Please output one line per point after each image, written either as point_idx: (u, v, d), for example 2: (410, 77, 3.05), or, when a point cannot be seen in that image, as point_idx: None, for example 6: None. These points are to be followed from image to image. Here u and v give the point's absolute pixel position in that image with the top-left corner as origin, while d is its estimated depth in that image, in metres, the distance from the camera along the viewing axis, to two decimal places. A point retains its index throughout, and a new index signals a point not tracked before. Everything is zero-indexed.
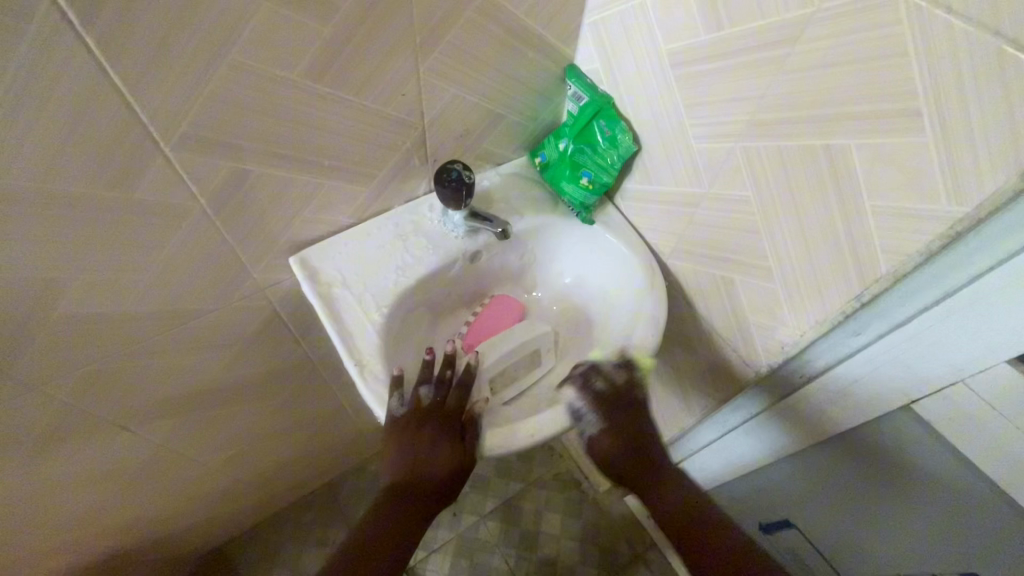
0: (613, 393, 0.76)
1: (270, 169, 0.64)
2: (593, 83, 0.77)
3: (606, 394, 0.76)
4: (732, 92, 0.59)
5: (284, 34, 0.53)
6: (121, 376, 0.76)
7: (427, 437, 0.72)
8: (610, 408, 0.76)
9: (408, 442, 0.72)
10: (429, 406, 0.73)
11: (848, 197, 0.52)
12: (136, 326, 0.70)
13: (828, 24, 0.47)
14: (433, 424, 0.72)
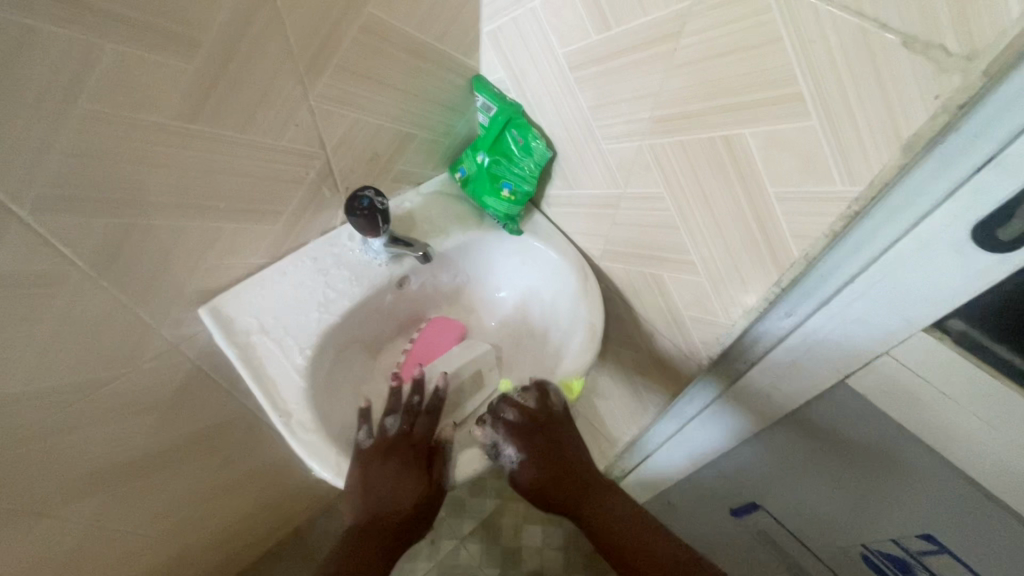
0: (529, 419, 0.73)
1: (156, 218, 0.59)
2: (501, 94, 0.76)
3: (521, 424, 0.73)
4: (629, 90, 0.58)
5: (140, 73, 0.48)
6: (23, 462, 0.68)
7: (399, 467, 0.68)
8: (530, 437, 0.72)
9: (376, 476, 0.66)
10: (395, 437, 0.69)
11: (754, 186, 0.52)
12: (31, 405, 0.63)
13: (706, 16, 0.47)
14: (402, 453, 0.69)
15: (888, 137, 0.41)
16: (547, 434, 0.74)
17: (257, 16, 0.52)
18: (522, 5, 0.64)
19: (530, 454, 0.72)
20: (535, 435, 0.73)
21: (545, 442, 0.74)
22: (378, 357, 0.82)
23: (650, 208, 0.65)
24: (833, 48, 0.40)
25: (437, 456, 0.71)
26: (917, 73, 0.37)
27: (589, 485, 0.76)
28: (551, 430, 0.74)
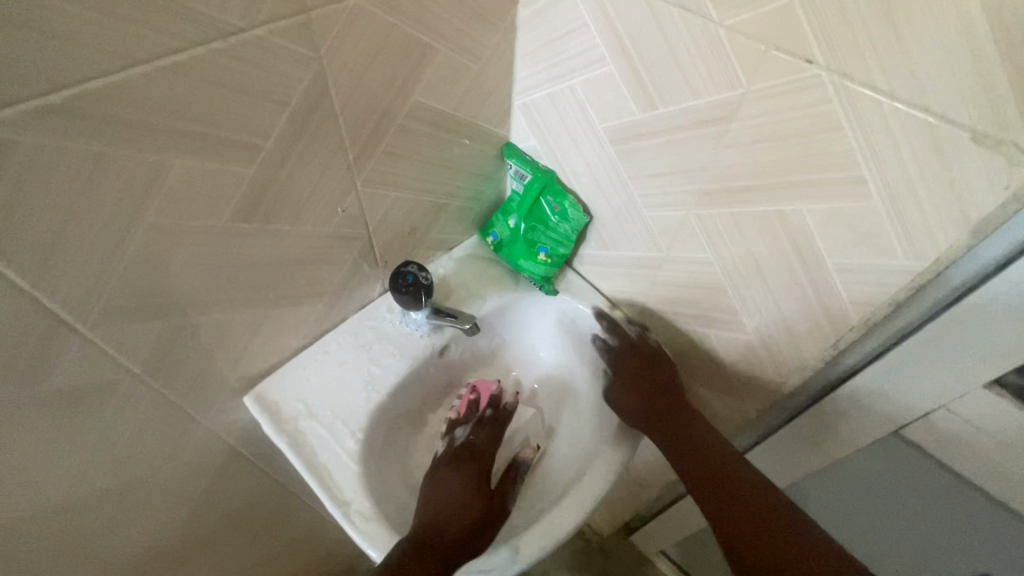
0: (625, 346, 0.77)
1: (209, 316, 0.57)
2: (534, 161, 0.76)
3: (617, 347, 0.77)
4: (677, 165, 0.59)
5: (207, 184, 0.48)
6: None
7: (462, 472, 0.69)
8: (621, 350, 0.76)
9: (440, 481, 0.68)
10: (462, 444, 0.73)
11: (811, 257, 0.53)
12: (79, 527, 0.60)
13: (764, 101, 0.48)
14: (467, 463, 0.71)
15: (958, 224, 0.43)
16: (640, 358, 0.75)
17: (316, 117, 0.52)
18: (559, 83, 0.65)
19: (622, 373, 0.75)
20: (628, 352, 0.76)
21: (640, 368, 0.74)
22: (421, 428, 0.81)
23: (696, 272, 0.66)
24: (899, 140, 0.42)
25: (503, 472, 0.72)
26: (987, 168, 0.39)
27: (687, 417, 0.71)
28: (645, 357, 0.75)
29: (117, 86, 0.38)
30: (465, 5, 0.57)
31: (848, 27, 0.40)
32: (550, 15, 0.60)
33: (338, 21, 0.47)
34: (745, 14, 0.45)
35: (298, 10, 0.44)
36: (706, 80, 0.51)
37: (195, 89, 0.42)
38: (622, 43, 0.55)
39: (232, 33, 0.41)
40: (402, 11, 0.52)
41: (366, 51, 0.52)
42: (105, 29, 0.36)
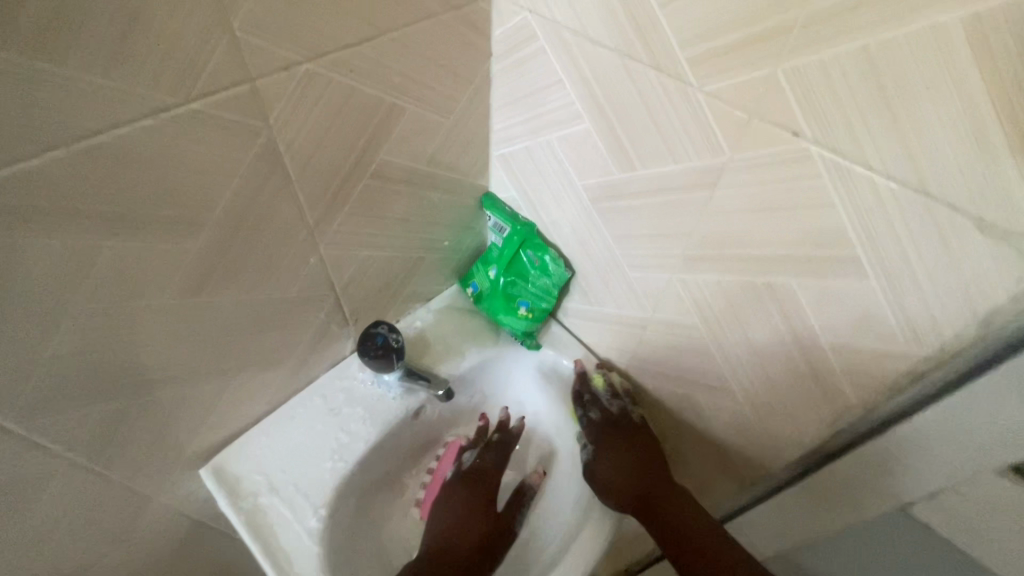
0: (608, 423, 0.71)
1: (158, 393, 0.53)
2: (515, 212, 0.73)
3: (601, 424, 0.71)
4: (658, 228, 0.55)
5: (145, 262, 0.44)
6: None
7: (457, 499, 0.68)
8: (605, 435, 0.70)
9: (446, 508, 0.67)
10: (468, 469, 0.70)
11: (803, 332, 0.50)
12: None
13: (747, 171, 0.44)
14: (474, 485, 0.69)
15: (964, 313, 0.38)
16: (625, 444, 0.70)
17: (269, 185, 0.48)
18: (535, 137, 0.62)
19: (605, 456, 0.69)
20: (612, 437, 0.70)
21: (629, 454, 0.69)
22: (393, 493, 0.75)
23: (683, 335, 0.62)
24: (896, 223, 0.38)
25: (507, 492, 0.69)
26: (997, 261, 0.35)
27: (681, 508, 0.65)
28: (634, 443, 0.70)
29: (28, 174, 0.34)
30: (432, 62, 0.54)
31: (836, 102, 0.36)
32: (523, 69, 0.57)
33: (288, 88, 0.44)
34: (725, 81, 0.41)
35: (240, 81, 0.41)
36: (687, 146, 0.47)
37: (123, 169, 0.39)
38: (598, 103, 0.52)
39: (163, 109, 0.38)
40: (361, 73, 0.48)
41: (323, 116, 0.48)
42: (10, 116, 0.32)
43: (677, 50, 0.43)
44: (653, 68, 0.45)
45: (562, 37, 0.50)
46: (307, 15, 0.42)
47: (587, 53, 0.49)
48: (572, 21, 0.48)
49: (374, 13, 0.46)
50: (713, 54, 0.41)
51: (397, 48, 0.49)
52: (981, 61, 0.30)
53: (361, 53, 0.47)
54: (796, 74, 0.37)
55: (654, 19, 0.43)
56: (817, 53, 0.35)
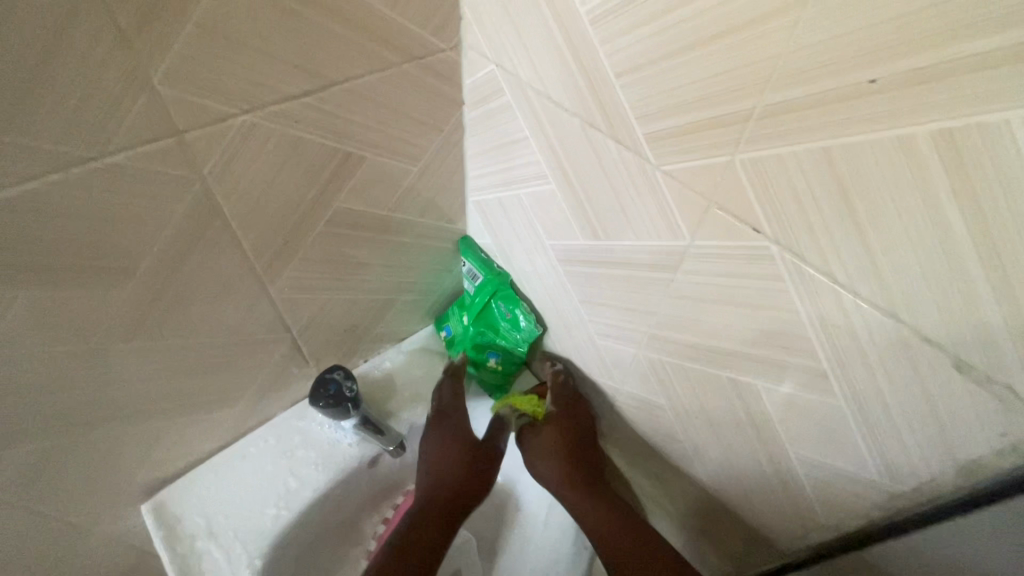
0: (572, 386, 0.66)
1: (91, 436, 0.52)
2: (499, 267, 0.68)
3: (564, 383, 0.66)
4: (621, 300, 0.51)
5: (67, 310, 0.43)
6: None
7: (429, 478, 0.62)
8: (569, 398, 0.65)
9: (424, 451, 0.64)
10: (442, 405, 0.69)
11: (766, 431, 0.45)
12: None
13: (708, 259, 0.40)
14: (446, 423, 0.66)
15: (941, 450, 0.34)
16: (583, 410, 0.66)
17: (208, 234, 0.47)
18: (505, 190, 0.59)
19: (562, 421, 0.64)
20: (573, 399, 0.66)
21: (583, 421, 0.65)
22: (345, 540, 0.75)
23: (651, 412, 0.57)
24: (863, 340, 0.34)
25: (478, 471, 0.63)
26: (975, 400, 0.31)
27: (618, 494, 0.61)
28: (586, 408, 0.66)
29: None
30: (395, 113, 0.51)
31: (798, 202, 0.32)
32: (491, 122, 0.54)
33: (224, 140, 0.42)
34: (683, 162, 0.37)
35: (166, 134, 0.39)
36: (647, 224, 0.43)
37: (35, 222, 0.37)
38: (561, 165, 0.48)
39: (79, 164, 0.36)
40: (310, 124, 0.46)
41: (266, 165, 0.46)
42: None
43: (634, 123, 0.39)
44: (611, 137, 0.41)
45: (525, 93, 0.47)
46: (241, 69, 0.40)
47: (549, 113, 0.46)
48: (534, 79, 0.45)
49: (320, 65, 0.43)
50: (671, 133, 0.37)
51: (350, 98, 0.47)
52: (954, 178, 0.26)
53: (309, 105, 0.45)
54: (756, 166, 0.33)
55: (610, 87, 0.39)
56: (776, 147, 0.32)
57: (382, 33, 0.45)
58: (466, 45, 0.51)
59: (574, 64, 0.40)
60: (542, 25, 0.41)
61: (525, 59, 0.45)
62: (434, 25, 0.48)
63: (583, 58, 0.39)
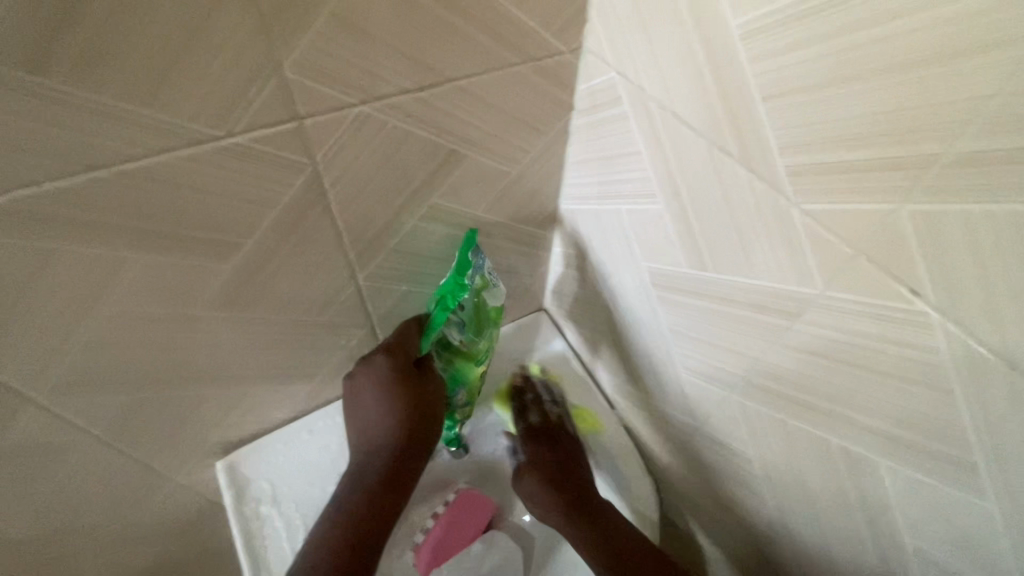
0: (546, 429, 0.69)
1: (182, 391, 0.55)
2: (472, 256, 0.56)
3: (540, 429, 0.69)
4: (720, 338, 0.47)
5: (176, 277, 0.45)
6: None
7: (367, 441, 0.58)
8: (541, 446, 0.67)
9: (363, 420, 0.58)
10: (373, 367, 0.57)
11: (877, 508, 0.40)
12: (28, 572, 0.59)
13: (839, 314, 0.35)
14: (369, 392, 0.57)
15: None
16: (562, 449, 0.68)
17: (309, 218, 0.47)
18: (604, 203, 0.55)
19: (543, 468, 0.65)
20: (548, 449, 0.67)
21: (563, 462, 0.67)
22: (387, 547, 0.70)
23: (735, 459, 0.53)
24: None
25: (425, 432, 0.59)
26: None
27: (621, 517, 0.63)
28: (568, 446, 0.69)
29: (72, 191, 0.36)
30: (503, 112, 0.50)
31: (976, 268, 0.27)
32: (602, 131, 0.51)
33: (339, 129, 0.42)
34: (829, 202, 0.33)
35: (287, 119, 0.40)
36: (770, 263, 0.39)
37: (157, 193, 0.39)
38: (675, 185, 0.44)
39: (205, 142, 0.38)
40: (419, 118, 0.45)
41: (374, 156, 0.46)
42: (42, 137, 0.33)
43: (774, 152, 0.35)
44: (742, 164, 0.37)
45: (646, 106, 0.44)
46: (364, 61, 0.39)
47: (671, 130, 0.42)
48: (660, 92, 0.42)
49: (439, 60, 0.42)
50: (820, 168, 0.32)
51: (463, 95, 0.46)
52: None
53: (422, 99, 0.44)
54: (928, 222, 0.28)
55: (751, 111, 0.35)
56: (962, 201, 0.27)
57: (503, 31, 0.43)
58: (587, 49, 0.48)
59: (711, 82, 0.37)
60: (679, 34, 0.37)
61: (653, 69, 0.41)
62: (557, 25, 0.45)
63: (723, 74, 0.36)
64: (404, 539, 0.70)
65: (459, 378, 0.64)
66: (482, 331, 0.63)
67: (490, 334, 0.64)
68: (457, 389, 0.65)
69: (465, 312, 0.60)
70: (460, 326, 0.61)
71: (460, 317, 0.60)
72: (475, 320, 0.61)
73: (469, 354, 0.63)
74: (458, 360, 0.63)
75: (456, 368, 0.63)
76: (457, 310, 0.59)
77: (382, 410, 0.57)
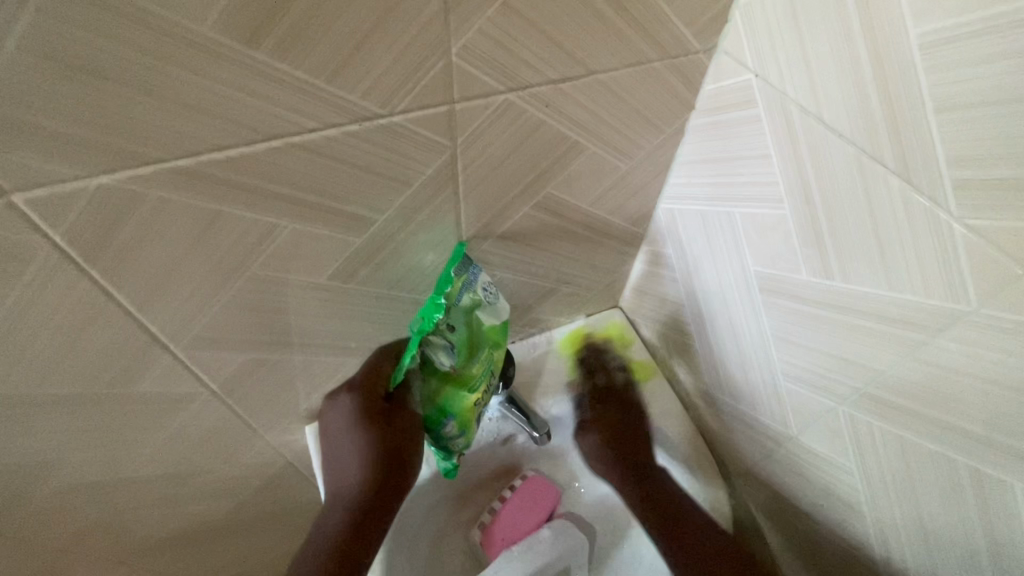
0: (612, 390, 0.71)
1: (288, 355, 0.57)
2: (456, 273, 0.54)
3: (605, 391, 0.72)
4: (837, 348, 0.47)
5: (310, 246, 0.47)
6: (101, 558, 0.65)
7: (339, 474, 0.60)
8: (607, 402, 0.70)
9: (336, 445, 0.61)
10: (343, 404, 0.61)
11: (996, 524, 0.40)
12: (129, 512, 0.62)
13: (990, 331, 0.36)
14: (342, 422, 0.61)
15: None
16: (624, 413, 0.70)
17: (437, 197, 0.49)
18: (712, 205, 0.55)
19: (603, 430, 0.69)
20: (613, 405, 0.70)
21: (625, 419, 0.69)
22: (455, 524, 0.73)
23: (831, 470, 0.53)
24: None
25: (391, 470, 0.59)
26: None
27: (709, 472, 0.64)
28: (629, 407, 0.70)
29: (248, 156, 0.38)
30: (630, 107, 0.50)
31: None
32: (726, 134, 0.50)
33: (482, 114, 0.44)
34: (996, 221, 0.33)
35: (442, 102, 0.42)
36: (912, 278, 0.39)
37: (316, 165, 0.41)
38: (808, 192, 0.44)
39: (369, 120, 0.40)
40: (554, 109, 0.47)
41: (506, 143, 0.48)
42: (237, 104, 0.35)
43: (940, 166, 0.35)
44: (897, 175, 0.38)
45: (785, 112, 0.44)
46: (520, 49, 0.41)
47: (813, 137, 0.42)
48: (807, 99, 0.42)
49: (586, 53, 0.43)
50: (991, 184, 0.33)
51: (598, 88, 0.47)
52: None
53: (562, 91, 0.46)
54: None
55: (919, 123, 0.35)
56: None
57: (649, 26, 0.44)
58: (723, 49, 0.48)
59: (874, 93, 0.37)
60: (841, 41, 0.38)
61: (803, 74, 0.41)
62: (699, 25, 0.45)
63: (889, 86, 0.36)
64: (473, 521, 0.73)
65: (449, 406, 0.59)
66: (474, 354, 0.58)
67: (484, 357, 0.59)
68: (447, 418, 0.59)
69: (454, 333, 0.56)
70: (449, 349, 0.56)
71: (449, 338, 0.56)
72: (466, 341, 0.57)
73: (461, 380, 0.58)
74: (448, 386, 0.58)
75: (445, 394, 0.59)
76: (445, 331, 0.56)
77: (348, 440, 0.60)
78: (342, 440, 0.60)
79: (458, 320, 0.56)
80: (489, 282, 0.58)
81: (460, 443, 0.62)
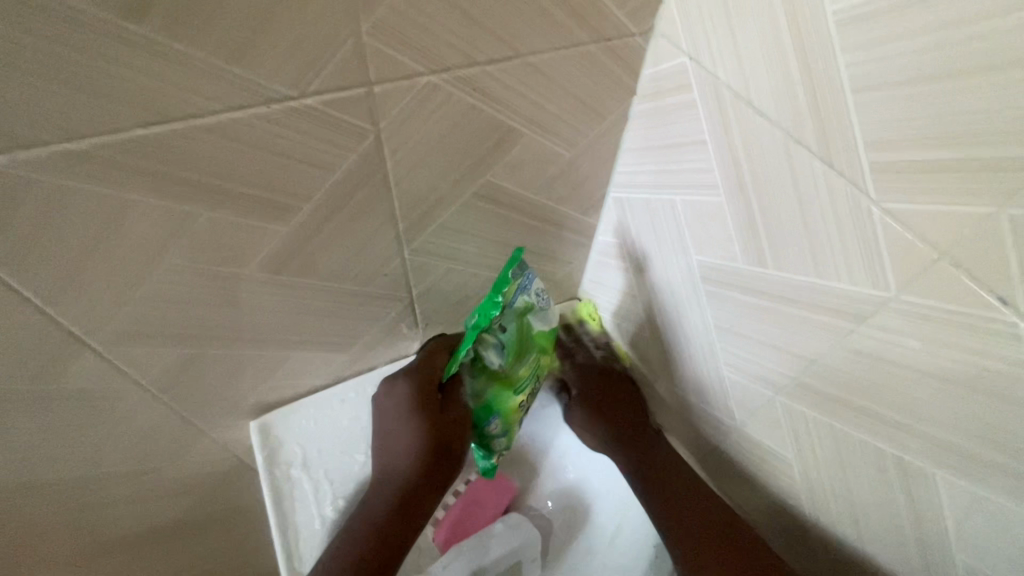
0: (600, 365, 0.69)
1: (224, 350, 0.55)
2: (513, 275, 0.51)
3: (592, 366, 0.69)
4: (775, 338, 0.46)
5: (235, 235, 0.45)
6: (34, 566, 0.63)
7: (385, 462, 0.57)
8: (591, 376, 0.68)
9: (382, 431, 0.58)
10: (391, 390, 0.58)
11: (922, 512, 0.40)
12: (63, 516, 0.60)
13: (912, 318, 0.35)
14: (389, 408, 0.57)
15: None
16: (611, 385, 0.67)
17: (367, 185, 0.47)
18: (655, 192, 0.54)
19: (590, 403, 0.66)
20: (599, 378, 0.68)
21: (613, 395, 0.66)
22: None
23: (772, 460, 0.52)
24: None
25: (442, 461, 0.57)
26: None
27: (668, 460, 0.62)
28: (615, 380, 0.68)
29: (148, 140, 0.36)
30: (568, 92, 0.49)
31: None
32: (665, 119, 0.49)
33: (406, 97, 0.42)
34: (914, 205, 0.33)
35: (360, 85, 0.40)
36: (838, 266, 0.38)
37: (227, 149, 0.39)
38: (741, 178, 0.43)
39: (280, 102, 0.38)
40: (484, 93, 0.45)
41: (436, 129, 0.46)
42: (129, 84, 0.33)
43: (860, 149, 0.34)
44: (821, 159, 0.37)
45: (717, 95, 0.43)
46: (440, 31, 0.39)
47: (744, 122, 0.41)
48: (737, 81, 0.40)
49: (513, 35, 0.42)
50: (909, 167, 0.32)
51: (530, 72, 0.45)
52: None
53: (492, 74, 0.44)
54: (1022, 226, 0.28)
55: (839, 105, 0.34)
56: None
57: (578, 7, 0.42)
58: (658, 32, 0.46)
59: (797, 74, 0.36)
60: (766, 21, 0.36)
61: (732, 56, 0.40)
62: (632, 6, 0.44)
63: (812, 66, 0.35)
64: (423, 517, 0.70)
65: (496, 406, 0.57)
66: (523, 357, 0.56)
67: (531, 361, 0.57)
68: (492, 417, 0.58)
69: (506, 334, 0.53)
70: (498, 348, 0.53)
71: (500, 338, 0.53)
72: (516, 344, 0.54)
73: (510, 381, 0.56)
74: (496, 386, 0.56)
75: (493, 394, 0.56)
76: (497, 329, 0.52)
77: (400, 431, 0.56)
78: (395, 426, 0.57)
79: (511, 321, 0.53)
80: (540, 288, 0.56)
81: (500, 444, 0.61)
